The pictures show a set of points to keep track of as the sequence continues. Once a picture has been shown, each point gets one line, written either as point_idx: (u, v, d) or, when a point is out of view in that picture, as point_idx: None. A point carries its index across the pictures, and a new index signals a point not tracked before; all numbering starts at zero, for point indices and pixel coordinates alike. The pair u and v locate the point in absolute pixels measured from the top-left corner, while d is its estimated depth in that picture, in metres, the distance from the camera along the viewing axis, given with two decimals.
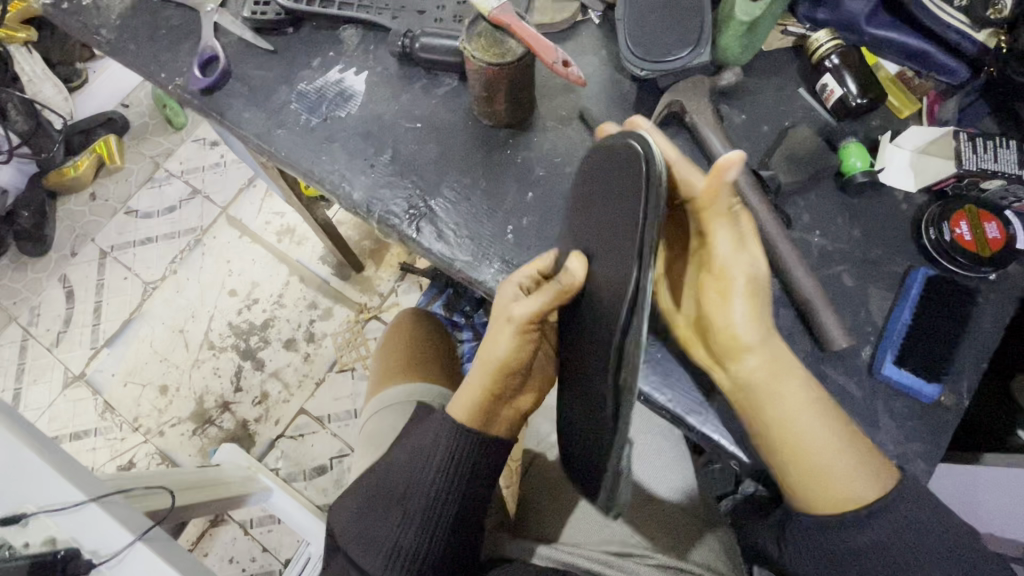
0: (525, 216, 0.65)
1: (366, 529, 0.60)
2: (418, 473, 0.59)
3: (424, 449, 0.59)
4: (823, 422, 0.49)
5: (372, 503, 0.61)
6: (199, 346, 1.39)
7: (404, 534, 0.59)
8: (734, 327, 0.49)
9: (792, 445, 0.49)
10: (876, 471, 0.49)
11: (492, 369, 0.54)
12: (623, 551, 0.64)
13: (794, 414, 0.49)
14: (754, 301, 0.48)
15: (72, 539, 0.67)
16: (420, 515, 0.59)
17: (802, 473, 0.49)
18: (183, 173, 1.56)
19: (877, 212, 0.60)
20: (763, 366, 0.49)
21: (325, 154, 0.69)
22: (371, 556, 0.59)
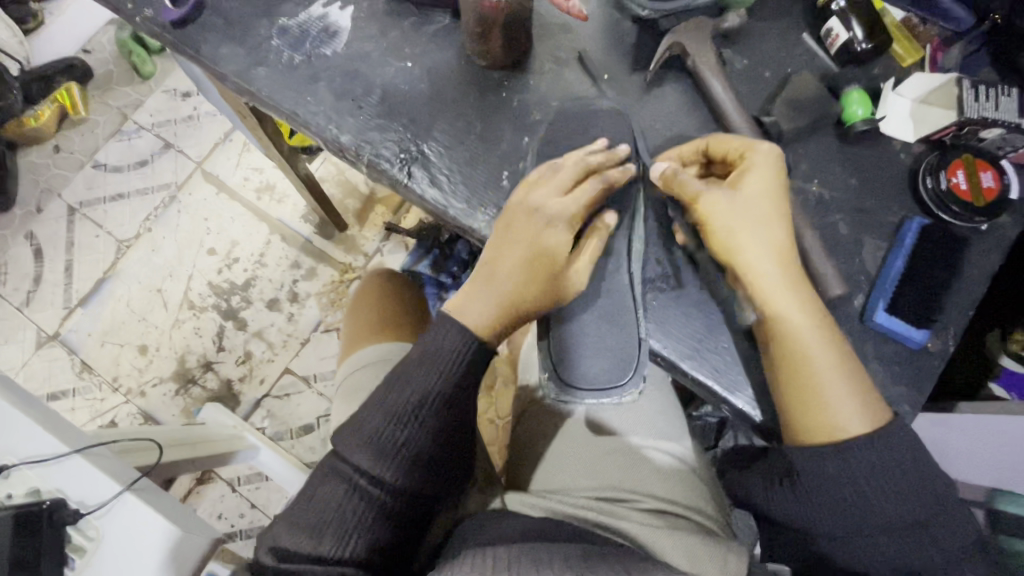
0: (522, 161, 0.62)
1: (379, 435, 0.52)
2: (443, 375, 0.53)
3: (451, 350, 0.53)
4: (830, 346, 0.51)
5: (386, 407, 0.53)
6: (179, 306, 1.35)
7: (423, 441, 0.53)
8: (727, 238, 0.54)
9: (797, 364, 0.51)
10: (871, 402, 0.50)
11: (539, 291, 0.54)
12: (614, 497, 0.64)
13: (801, 330, 0.51)
14: (743, 217, 0.53)
15: (57, 489, 0.66)
16: (444, 421, 0.53)
17: (799, 397, 0.51)
18: (154, 125, 1.48)
19: (875, 162, 0.60)
20: (762, 272, 0.52)
21: (310, 96, 0.65)
22: (387, 464, 0.52)
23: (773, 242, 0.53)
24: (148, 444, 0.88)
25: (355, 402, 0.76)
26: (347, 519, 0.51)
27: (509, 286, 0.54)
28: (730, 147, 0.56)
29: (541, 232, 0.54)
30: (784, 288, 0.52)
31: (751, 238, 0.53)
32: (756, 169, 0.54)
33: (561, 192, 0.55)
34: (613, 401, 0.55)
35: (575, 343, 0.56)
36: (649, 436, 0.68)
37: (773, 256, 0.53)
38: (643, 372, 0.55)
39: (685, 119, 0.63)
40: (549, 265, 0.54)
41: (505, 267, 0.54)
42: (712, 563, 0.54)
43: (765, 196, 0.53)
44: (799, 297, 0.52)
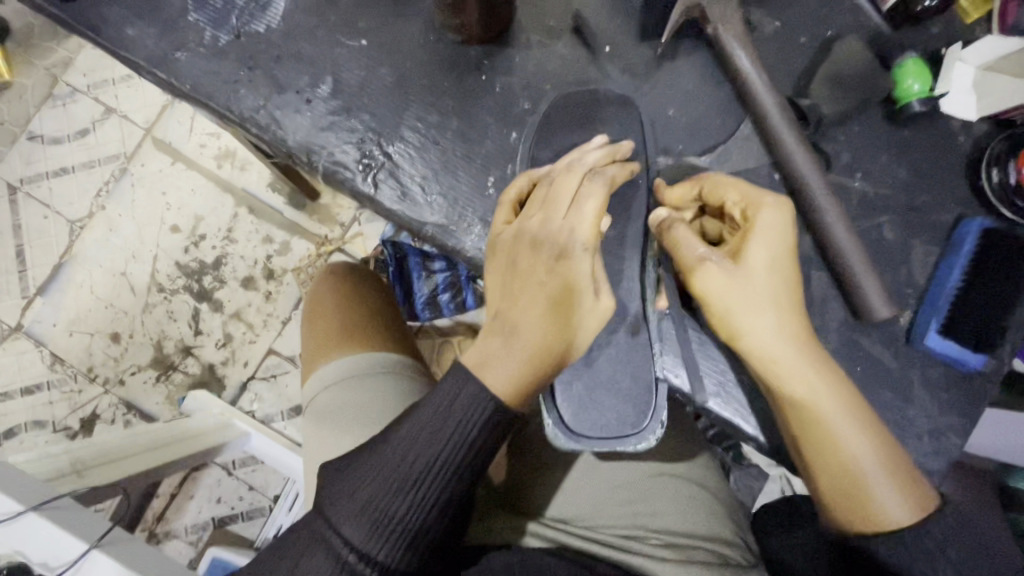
0: (510, 163, 0.52)
1: (371, 510, 0.45)
2: (451, 446, 0.45)
3: (458, 417, 0.44)
4: (863, 430, 0.44)
5: (383, 478, 0.45)
6: (147, 290, 1.24)
7: (422, 519, 0.46)
8: (730, 324, 0.45)
9: (821, 453, 0.45)
10: (910, 484, 0.45)
11: (567, 328, 0.44)
12: (629, 534, 0.60)
13: (827, 421, 0.44)
14: (746, 295, 0.44)
15: (16, 552, 0.60)
16: (447, 497, 0.46)
17: (834, 488, 0.45)
18: (89, 87, 1.30)
19: (928, 147, 0.51)
20: (778, 359, 0.44)
21: (246, 86, 0.53)
22: (380, 543, 0.45)
23: (784, 323, 0.44)
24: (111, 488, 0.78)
25: (324, 424, 0.71)
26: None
27: (537, 337, 0.43)
28: (729, 197, 0.46)
29: (552, 260, 0.44)
30: (807, 375, 0.44)
31: (761, 323, 0.44)
32: (760, 231, 0.44)
33: (564, 210, 0.45)
34: (629, 448, 0.48)
35: (583, 383, 0.48)
36: (661, 461, 0.64)
37: (789, 339, 0.44)
38: (663, 417, 0.48)
39: (703, 103, 0.52)
40: (571, 298, 0.44)
41: (524, 317, 0.44)
42: None
43: (774, 265, 0.44)
44: (824, 379, 0.44)
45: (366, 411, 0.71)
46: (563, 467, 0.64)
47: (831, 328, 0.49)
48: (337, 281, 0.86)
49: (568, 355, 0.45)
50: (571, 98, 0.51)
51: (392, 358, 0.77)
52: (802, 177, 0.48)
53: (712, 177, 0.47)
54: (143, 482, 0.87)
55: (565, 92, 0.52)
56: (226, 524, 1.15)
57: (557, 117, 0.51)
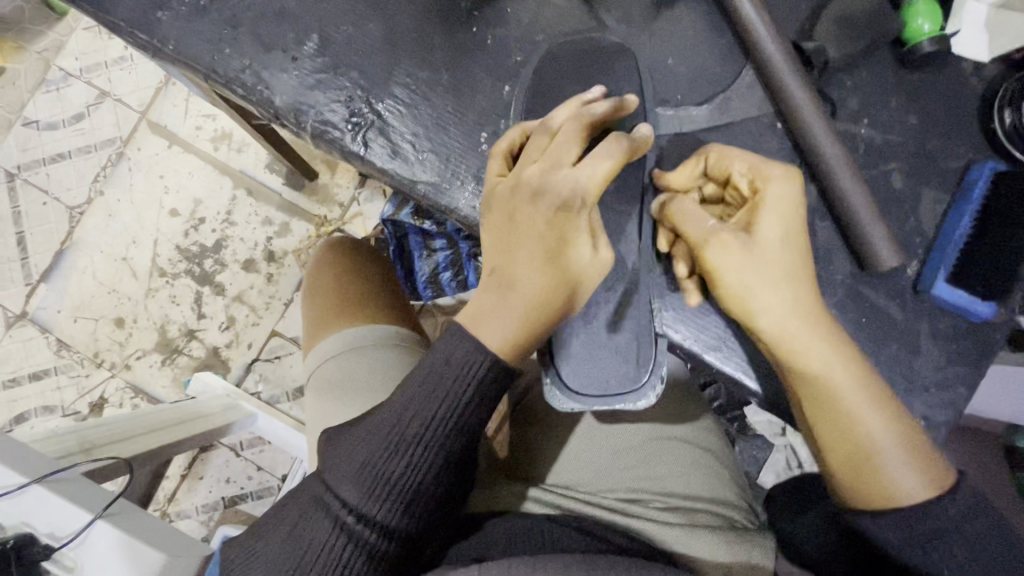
0: (503, 118, 0.50)
1: (370, 470, 0.45)
2: (448, 403, 0.44)
3: (454, 374, 0.44)
4: (877, 405, 0.43)
5: (382, 437, 0.45)
6: (149, 274, 1.24)
7: (420, 479, 0.45)
8: (741, 301, 0.44)
9: (839, 427, 0.44)
10: (925, 461, 0.44)
11: (565, 283, 0.43)
12: (631, 497, 0.59)
13: (844, 395, 0.43)
14: (757, 266, 0.43)
15: (22, 523, 0.60)
16: (446, 457, 0.46)
17: (850, 467, 0.44)
18: (82, 71, 1.28)
19: (938, 91, 0.49)
20: (794, 335, 0.43)
21: (230, 47, 0.51)
22: (378, 503, 0.45)
23: (798, 298, 0.43)
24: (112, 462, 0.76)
25: (324, 396, 0.71)
26: (332, 563, 0.45)
27: (534, 291, 0.43)
28: (735, 169, 0.45)
29: (553, 213, 0.43)
30: (821, 350, 0.43)
31: (774, 298, 0.43)
32: (769, 204, 0.43)
33: (563, 162, 0.43)
34: (629, 405, 0.47)
35: (580, 340, 0.47)
36: (662, 424, 0.63)
37: (802, 313, 0.43)
38: (662, 373, 0.47)
39: (704, 51, 0.50)
40: (569, 251, 0.43)
41: (520, 270, 0.43)
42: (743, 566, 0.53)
43: (788, 238, 0.43)
44: (837, 353, 0.43)
45: (365, 383, 0.71)
46: (565, 433, 0.63)
47: (837, 280, 0.48)
48: (336, 256, 0.86)
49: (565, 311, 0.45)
50: (564, 49, 0.49)
51: (391, 331, 0.77)
52: (807, 125, 0.47)
53: (715, 148, 0.46)
54: (151, 463, 0.86)
55: (558, 43, 0.50)
56: (235, 503, 1.16)
57: (551, 68, 0.49)
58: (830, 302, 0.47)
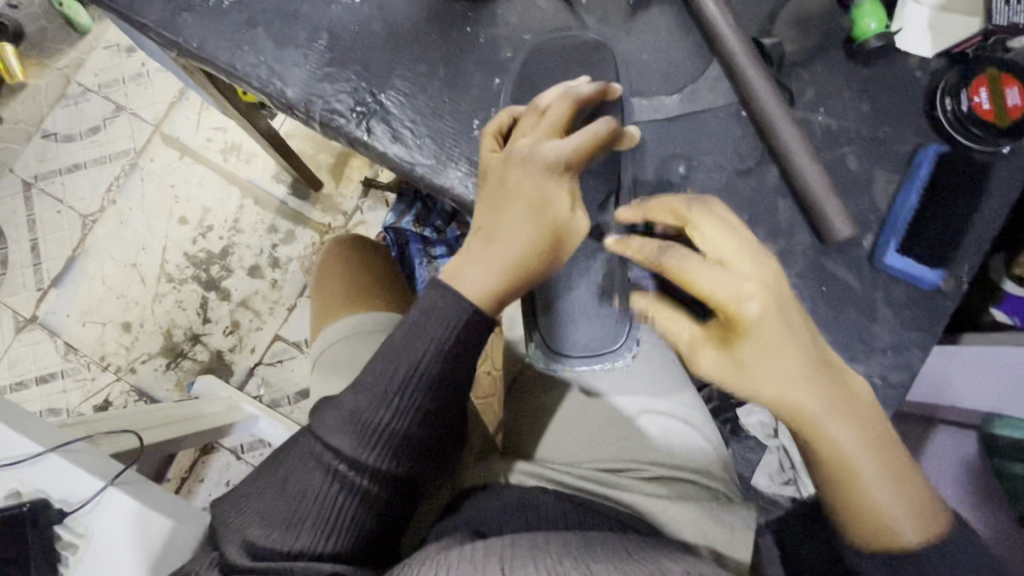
0: (493, 107, 0.55)
1: (358, 420, 0.49)
2: (428, 353, 0.49)
3: (434, 326, 0.49)
4: (873, 459, 0.44)
5: (368, 390, 0.49)
6: (157, 280, 1.29)
7: (406, 425, 0.50)
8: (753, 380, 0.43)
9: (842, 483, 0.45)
10: (921, 509, 0.46)
11: (543, 245, 0.48)
12: (615, 467, 0.63)
13: (852, 462, 0.44)
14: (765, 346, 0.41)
15: (38, 490, 0.63)
16: (429, 404, 0.50)
17: (855, 524, 0.46)
18: (101, 86, 1.36)
19: (888, 82, 0.54)
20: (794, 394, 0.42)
21: (248, 45, 0.57)
22: (367, 450, 0.49)
23: (794, 359, 0.41)
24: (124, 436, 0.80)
25: (329, 376, 0.75)
26: (326, 507, 0.49)
27: (514, 250, 0.48)
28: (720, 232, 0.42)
29: (542, 179, 0.48)
30: (834, 430, 0.43)
31: (781, 377, 0.42)
32: (767, 275, 0.41)
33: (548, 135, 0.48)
34: (608, 363, 0.55)
35: (565, 308, 0.52)
36: (646, 398, 0.66)
37: (813, 387, 0.42)
38: (636, 337, 0.53)
39: (675, 48, 0.55)
40: (548, 217, 0.48)
41: (505, 231, 0.48)
42: (718, 528, 0.56)
43: (785, 312, 0.41)
44: (836, 412, 0.43)
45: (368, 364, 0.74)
46: (554, 407, 0.67)
47: (799, 251, 0.52)
48: (344, 249, 0.90)
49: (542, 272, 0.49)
50: (548, 46, 0.55)
51: (394, 317, 0.81)
52: (767, 110, 0.52)
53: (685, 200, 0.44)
54: (154, 455, 0.90)
55: (543, 39, 0.55)
56: None
57: (537, 62, 0.55)
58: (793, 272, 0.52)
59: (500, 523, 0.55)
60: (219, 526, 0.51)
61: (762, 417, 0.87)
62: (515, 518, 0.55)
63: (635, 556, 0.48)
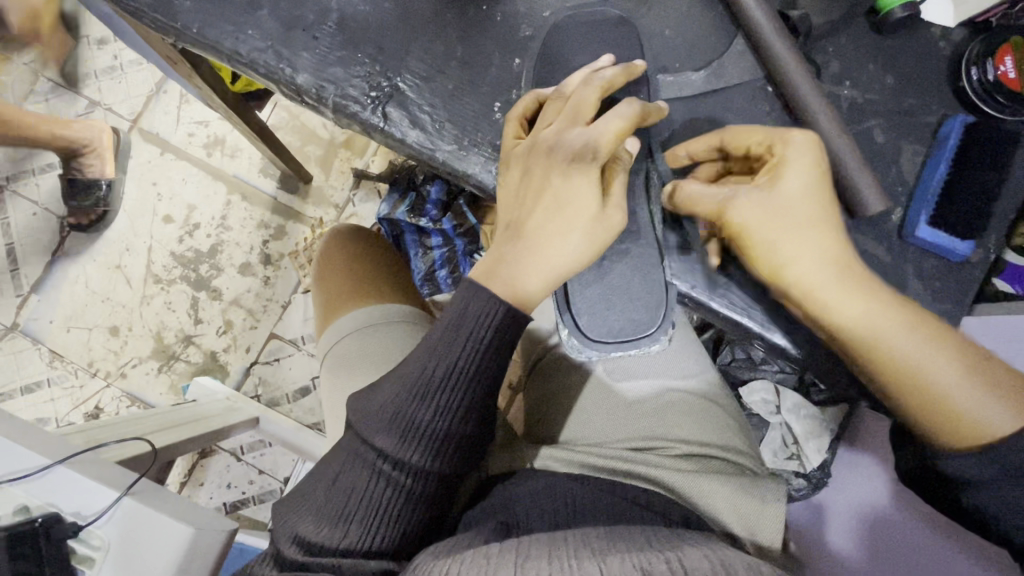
0: (515, 88, 0.54)
1: (401, 418, 0.47)
2: (468, 347, 0.48)
3: (474, 319, 0.48)
4: (924, 343, 0.47)
5: (408, 387, 0.48)
6: (144, 281, 1.24)
7: (450, 422, 0.48)
8: (782, 263, 0.48)
9: (897, 372, 0.47)
10: (997, 386, 0.46)
11: (572, 237, 0.48)
12: (646, 446, 0.61)
13: (886, 341, 0.47)
14: (788, 229, 0.48)
15: (47, 504, 0.61)
16: (471, 400, 0.48)
17: (926, 407, 0.47)
18: (72, 82, 1.29)
19: (912, 54, 0.53)
20: (817, 287, 0.48)
21: (251, 28, 0.54)
22: (411, 448, 0.47)
23: (823, 246, 0.48)
24: (138, 443, 0.78)
25: (342, 372, 0.72)
26: (372, 508, 0.47)
27: (545, 242, 0.48)
28: (755, 142, 0.49)
29: (570, 173, 0.48)
30: (857, 310, 0.47)
31: (797, 247, 0.48)
32: (791, 163, 0.48)
33: (575, 123, 0.48)
34: (643, 351, 0.51)
35: (594, 290, 0.51)
36: (673, 380, 0.66)
37: (823, 262, 0.48)
38: (675, 318, 0.50)
39: (698, 23, 0.54)
40: (577, 204, 0.47)
41: (534, 224, 0.48)
42: (752, 503, 0.57)
43: (807, 196, 0.48)
44: (867, 303, 0.47)
45: (380, 356, 0.72)
46: (579, 391, 0.66)
47: None
48: (348, 241, 0.86)
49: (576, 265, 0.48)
50: (569, 23, 0.53)
51: (404, 308, 0.78)
52: (796, 85, 0.51)
53: (729, 129, 0.50)
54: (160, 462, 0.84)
55: (564, 17, 0.53)
56: (238, 508, 1.15)
57: (561, 40, 0.53)
58: None
59: (526, 516, 0.53)
60: (277, 521, 0.50)
61: (765, 393, 0.87)
62: (541, 505, 0.54)
63: (654, 546, 0.46)
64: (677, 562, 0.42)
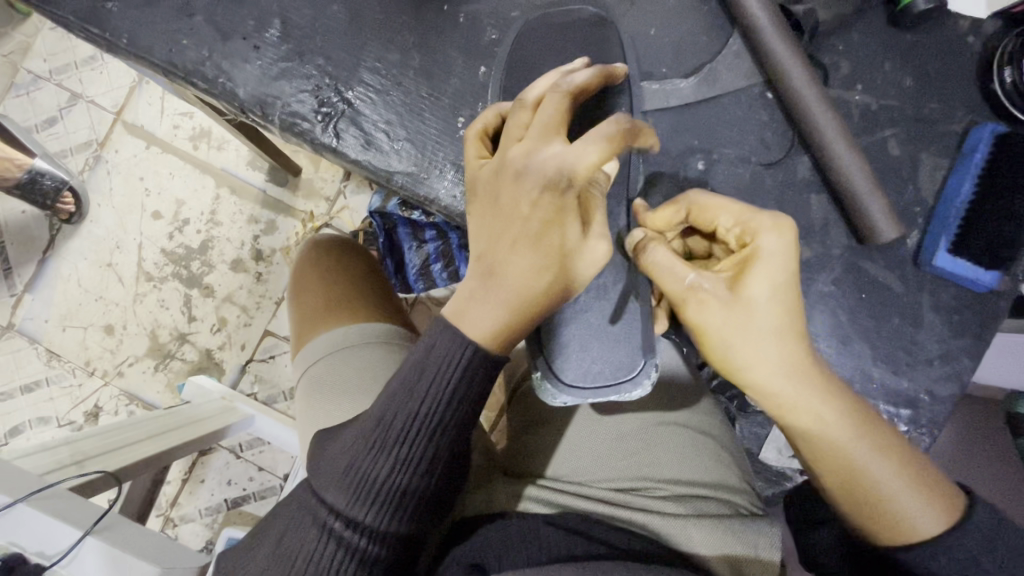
0: (481, 101, 0.48)
1: (354, 475, 0.44)
2: (427, 400, 0.43)
3: (434, 369, 0.43)
4: (879, 447, 0.41)
5: (364, 440, 0.44)
6: (135, 279, 1.16)
7: (407, 480, 0.44)
8: (728, 357, 0.41)
9: (842, 469, 0.42)
10: (938, 495, 0.41)
11: (548, 266, 0.41)
12: (631, 484, 0.58)
13: (838, 439, 0.41)
14: (742, 327, 0.40)
15: (11, 543, 0.58)
16: (431, 455, 0.44)
17: (864, 509, 0.42)
18: (53, 73, 1.20)
19: (934, 52, 0.46)
20: (768, 382, 0.41)
21: (189, 36, 0.48)
22: (364, 506, 0.44)
23: (783, 346, 0.40)
24: (99, 475, 0.69)
25: (315, 398, 0.68)
26: (323, 571, 0.44)
27: (519, 273, 0.41)
28: (723, 221, 0.41)
29: (544, 192, 0.40)
30: (813, 406, 0.41)
31: (754, 348, 0.40)
32: (764, 259, 0.39)
33: (546, 138, 0.40)
34: (625, 397, 0.46)
35: (570, 330, 0.46)
36: (664, 409, 0.62)
37: (779, 362, 0.40)
38: (658, 360, 0.45)
39: (689, 19, 0.48)
40: (554, 228, 0.40)
41: (505, 251, 0.41)
42: (746, 549, 0.53)
43: (777, 296, 0.39)
44: (823, 400, 0.41)
45: (353, 381, 0.68)
46: (563, 421, 0.62)
47: (834, 256, 0.46)
48: (325, 253, 0.82)
49: (557, 299, 0.42)
50: (540, 25, 0.47)
51: (383, 328, 0.74)
52: (799, 93, 0.44)
53: (696, 199, 0.42)
54: (150, 467, 0.78)
55: (535, 19, 0.47)
56: (239, 505, 1.07)
57: (529, 44, 0.47)
58: (828, 280, 0.46)
59: (500, 563, 0.49)
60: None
61: None
62: (517, 551, 0.50)
63: None
64: None
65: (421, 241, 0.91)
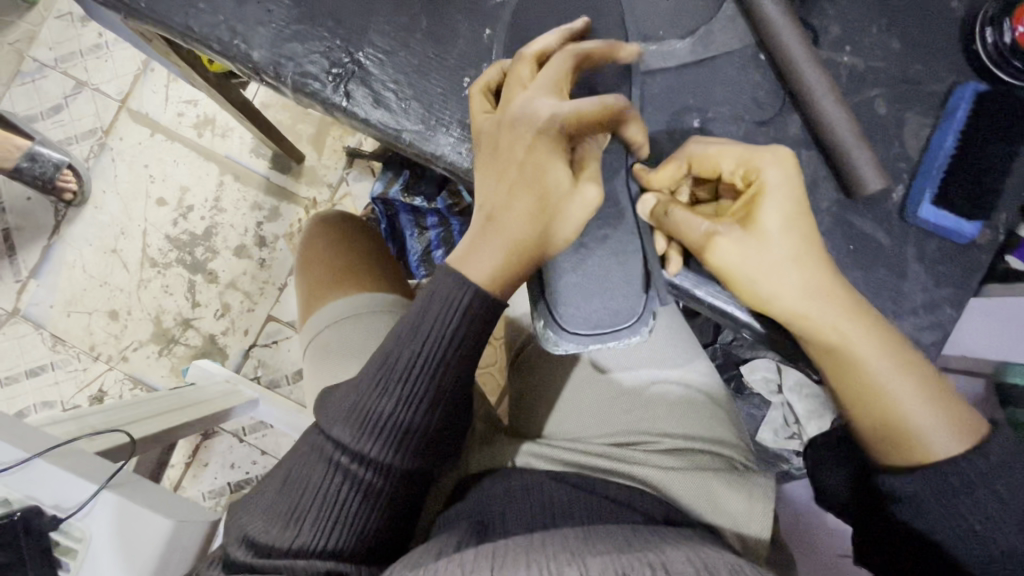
0: (485, 61, 0.50)
1: (361, 410, 0.46)
2: (432, 337, 0.45)
3: (440, 308, 0.45)
4: (902, 371, 0.44)
5: (371, 377, 0.46)
6: (140, 265, 1.18)
7: (412, 417, 0.46)
8: (755, 289, 0.44)
9: (865, 394, 0.44)
10: (955, 415, 0.44)
11: (537, 214, 0.44)
12: (627, 440, 0.60)
13: (862, 362, 0.44)
14: (767, 256, 0.44)
15: (27, 497, 0.60)
16: (435, 393, 0.46)
17: (888, 434, 0.44)
18: (59, 61, 1.22)
19: (919, 16, 0.48)
20: (797, 309, 0.44)
21: (204, 2, 0.50)
22: (371, 441, 0.46)
23: (805, 273, 0.43)
24: (119, 433, 0.74)
25: (325, 362, 0.70)
26: (330, 504, 0.46)
27: (514, 220, 0.44)
28: (725, 165, 0.45)
29: (537, 145, 0.43)
30: (839, 330, 0.43)
31: (778, 277, 0.44)
32: (771, 193, 0.44)
33: (544, 92, 0.43)
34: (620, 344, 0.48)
35: (569, 278, 0.47)
36: (660, 369, 0.64)
37: (803, 288, 0.43)
38: (655, 307, 0.47)
39: None
40: (546, 178, 0.43)
41: (501, 199, 0.44)
42: (737, 500, 0.55)
43: (791, 225, 0.44)
44: (847, 324, 0.43)
45: (362, 347, 0.70)
46: (561, 384, 0.64)
47: (823, 209, 0.48)
48: (329, 227, 0.84)
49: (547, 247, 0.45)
50: None
51: (391, 298, 0.76)
52: (790, 53, 0.46)
53: (696, 150, 0.45)
54: (157, 446, 0.80)
55: None
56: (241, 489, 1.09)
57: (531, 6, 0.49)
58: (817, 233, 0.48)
59: (503, 515, 0.51)
60: (232, 516, 0.49)
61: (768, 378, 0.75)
62: (517, 502, 0.53)
63: (635, 547, 0.44)
64: (660, 565, 0.40)
65: (422, 224, 0.94)
